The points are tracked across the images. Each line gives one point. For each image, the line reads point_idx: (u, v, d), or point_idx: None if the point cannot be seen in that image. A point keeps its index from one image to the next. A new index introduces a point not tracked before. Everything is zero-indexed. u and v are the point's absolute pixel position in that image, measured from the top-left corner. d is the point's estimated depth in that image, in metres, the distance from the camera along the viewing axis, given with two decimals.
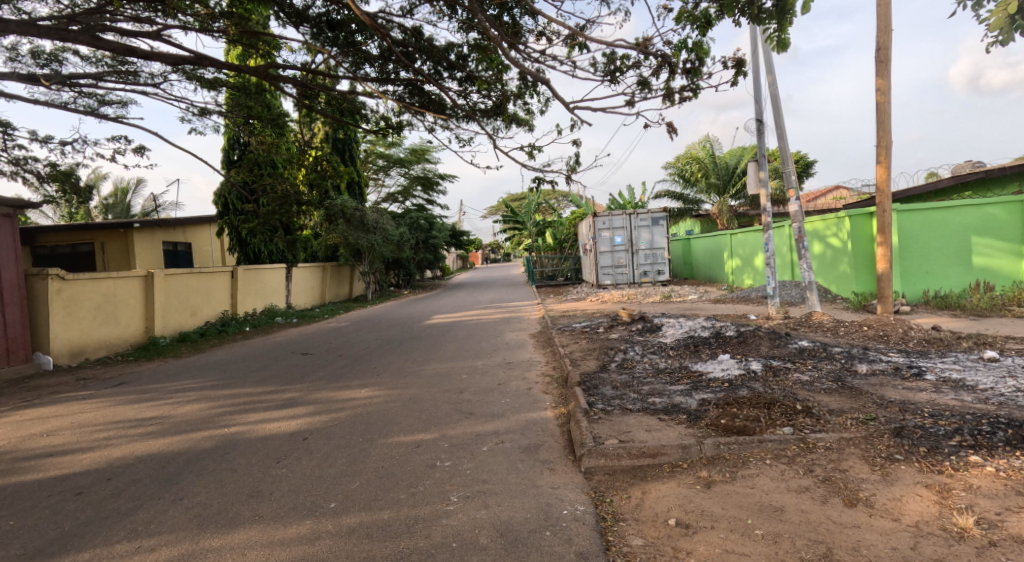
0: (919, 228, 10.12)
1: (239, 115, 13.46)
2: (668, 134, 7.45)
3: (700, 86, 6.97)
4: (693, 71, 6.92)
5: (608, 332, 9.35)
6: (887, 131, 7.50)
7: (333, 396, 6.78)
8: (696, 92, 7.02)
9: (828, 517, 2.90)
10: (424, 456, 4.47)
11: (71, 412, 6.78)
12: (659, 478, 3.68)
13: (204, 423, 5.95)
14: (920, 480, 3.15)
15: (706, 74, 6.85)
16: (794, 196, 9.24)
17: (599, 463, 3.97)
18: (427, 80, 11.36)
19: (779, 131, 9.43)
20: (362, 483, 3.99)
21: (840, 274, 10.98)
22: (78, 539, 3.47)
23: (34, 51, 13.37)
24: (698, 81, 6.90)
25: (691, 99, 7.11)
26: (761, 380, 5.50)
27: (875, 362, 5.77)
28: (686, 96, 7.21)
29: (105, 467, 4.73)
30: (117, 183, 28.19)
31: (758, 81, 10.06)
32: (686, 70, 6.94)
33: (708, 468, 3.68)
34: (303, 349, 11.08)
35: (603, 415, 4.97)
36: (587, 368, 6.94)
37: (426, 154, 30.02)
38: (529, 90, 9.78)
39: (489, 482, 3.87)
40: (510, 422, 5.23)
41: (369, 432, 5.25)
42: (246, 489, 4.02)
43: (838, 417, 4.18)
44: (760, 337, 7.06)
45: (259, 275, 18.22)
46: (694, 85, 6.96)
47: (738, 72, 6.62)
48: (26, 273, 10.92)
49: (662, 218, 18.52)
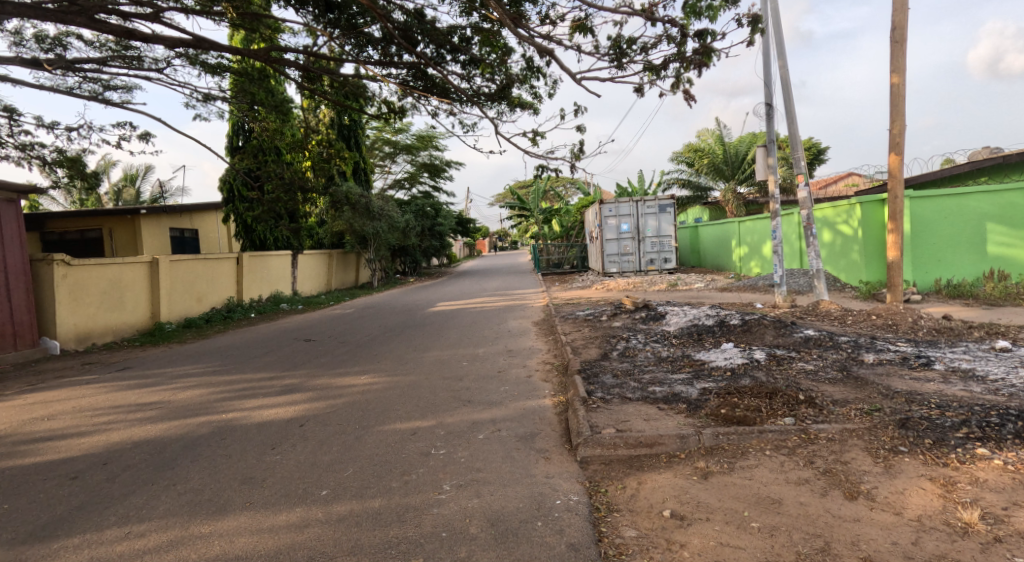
0: (931, 216, 9.89)
1: (243, 101, 13.34)
2: (686, 103, 7.54)
3: (713, 48, 6.78)
4: (706, 33, 6.74)
5: (611, 320, 9.24)
6: (901, 114, 7.29)
7: (332, 383, 6.75)
8: (709, 56, 6.83)
9: (828, 511, 2.81)
10: (419, 444, 4.42)
11: (73, 396, 6.80)
12: (656, 468, 3.61)
13: (204, 409, 5.94)
14: (925, 472, 3.05)
15: (718, 34, 6.65)
16: (803, 181, 9.04)
17: (595, 453, 3.90)
18: (430, 64, 11.22)
19: (789, 116, 9.21)
20: (355, 471, 3.94)
21: (850, 262, 10.80)
22: (68, 524, 3.44)
23: (39, 36, 13.39)
24: (711, 44, 6.71)
25: (705, 63, 6.90)
26: (764, 369, 5.41)
27: (882, 352, 5.64)
28: (700, 62, 7.04)
29: (102, 452, 4.70)
30: (126, 169, 28.36)
31: (769, 64, 9.82)
32: (699, 33, 6.76)
33: (706, 458, 3.60)
34: (306, 336, 11.07)
35: (603, 403, 4.90)
36: (588, 357, 6.86)
37: (432, 140, 29.79)
38: (535, 73, 9.61)
39: (483, 471, 3.81)
40: (508, 411, 5.16)
41: (366, 419, 5.21)
42: (240, 475, 3.99)
43: (842, 408, 4.07)
44: (765, 325, 6.92)
45: (264, 261, 18.26)
46: (706, 49, 6.77)
47: (754, 29, 6.43)
48: (31, 258, 10.96)
49: (670, 205, 18.29)
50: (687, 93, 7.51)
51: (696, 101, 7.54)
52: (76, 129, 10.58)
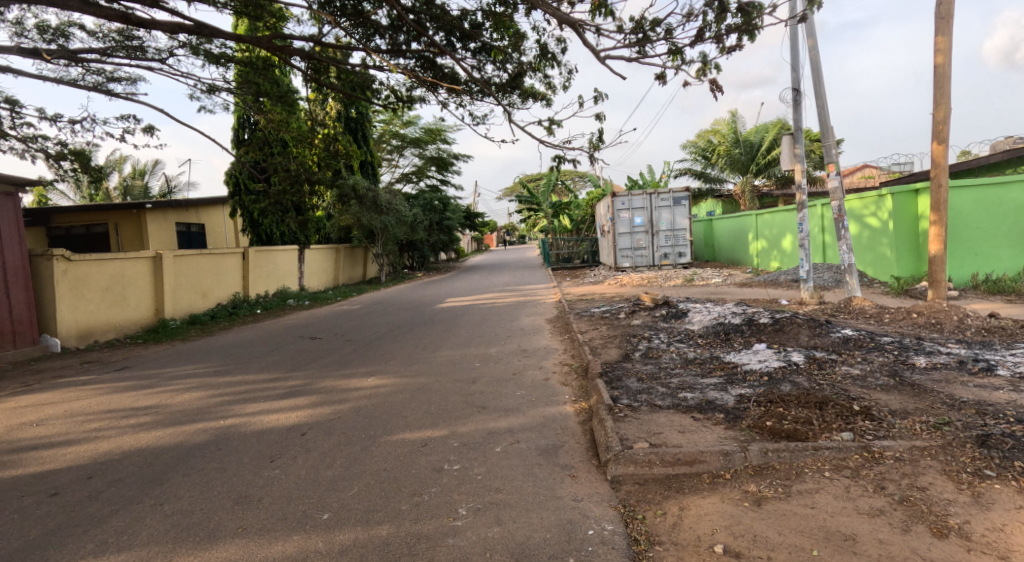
0: (968, 207, 9.35)
1: (247, 92, 12.93)
2: (711, 93, 7.03)
3: (757, 25, 6.32)
4: (751, 8, 6.25)
5: (630, 318, 8.80)
6: (945, 97, 6.79)
7: (337, 385, 6.37)
8: (752, 34, 6.36)
9: (915, 551, 2.40)
10: (430, 458, 4.03)
11: (67, 398, 6.47)
12: (699, 491, 3.19)
13: (201, 414, 5.58)
14: (1023, 502, 2.63)
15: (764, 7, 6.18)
16: (834, 170, 8.53)
17: (628, 471, 3.49)
18: (439, 53, 10.81)
19: (820, 102, 8.68)
20: (360, 491, 3.55)
21: (880, 256, 10.28)
22: (40, 553, 3.07)
23: (42, 26, 13.12)
24: (756, 19, 6.24)
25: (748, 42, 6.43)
26: (805, 373, 4.99)
27: (934, 355, 5.18)
28: (738, 43, 6.62)
29: (88, 462, 4.33)
30: (134, 163, 28.20)
31: (797, 48, 9.28)
32: (741, 8, 6.28)
33: (756, 480, 3.18)
34: (311, 333, 10.71)
35: (630, 412, 4.48)
36: (609, 358, 6.44)
37: (440, 133, 29.35)
38: (550, 60, 9.16)
39: (503, 491, 3.42)
40: (526, 419, 4.75)
41: (373, 426, 4.84)
42: (234, 493, 3.62)
43: (903, 420, 3.65)
44: (798, 324, 6.45)
45: (271, 256, 17.95)
46: (750, 25, 6.29)
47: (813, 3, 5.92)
48: (31, 253, 10.67)
49: (685, 198, 17.78)
50: (713, 83, 7.01)
51: (721, 92, 7.04)
52: (80, 121, 10.17)
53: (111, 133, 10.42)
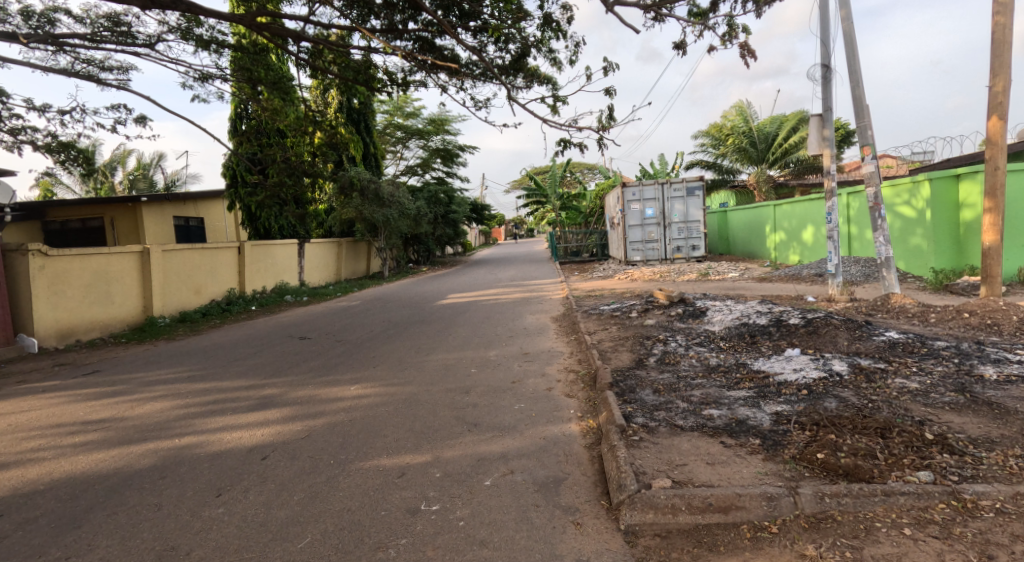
0: (1018, 193, 8.47)
1: (241, 79, 12.24)
2: (742, 58, 6.69)
3: None
4: None
5: (642, 317, 8.04)
6: (1004, 66, 6.25)
7: (315, 395, 5.69)
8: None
9: None
10: (406, 494, 3.35)
11: (20, 408, 5.85)
12: (740, 552, 2.48)
13: (157, 429, 4.93)
14: None
15: None
16: (870, 154, 7.70)
17: (646, 520, 2.79)
18: (439, 33, 10.11)
19: (853, 78, 7.87)
20: (312, 542, 2.88)
21: (914, 248, 9.48)
22: None
23: (26, 11, 12.53)
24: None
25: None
26: (851, 386, 4.24)
27: (1004, 365, 4.40)
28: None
29: (7, 495, 3.69)
30: (139, 157, 27.74)
31: (827, 18, 8.44)
32: None
33: (814, 539, 2.46)
34: (301, 333, 10.02)
35: (646, 434, 3.79)
36: (619, 365, 5.72)
37: (445, 124, 28.66)
38: (554, 32, 8.43)
39: (488, 546, 2.73)
40: (523, 441, 4.06)
41: (345, 449, 4.15)
42: (159, 544, 2.98)
43: (992, 453, 2.92)
44: (834, 326, 5.68)
45: (269, 251, 17.34)
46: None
47: None
48: (7, 248, 10.09)
49: (699, 188, 16.91)
50: (744, 46, 6.64)
51: (755, 58, 6.63)
52: (69, 112, 10.14)
53: (101, 124, 10.40)
